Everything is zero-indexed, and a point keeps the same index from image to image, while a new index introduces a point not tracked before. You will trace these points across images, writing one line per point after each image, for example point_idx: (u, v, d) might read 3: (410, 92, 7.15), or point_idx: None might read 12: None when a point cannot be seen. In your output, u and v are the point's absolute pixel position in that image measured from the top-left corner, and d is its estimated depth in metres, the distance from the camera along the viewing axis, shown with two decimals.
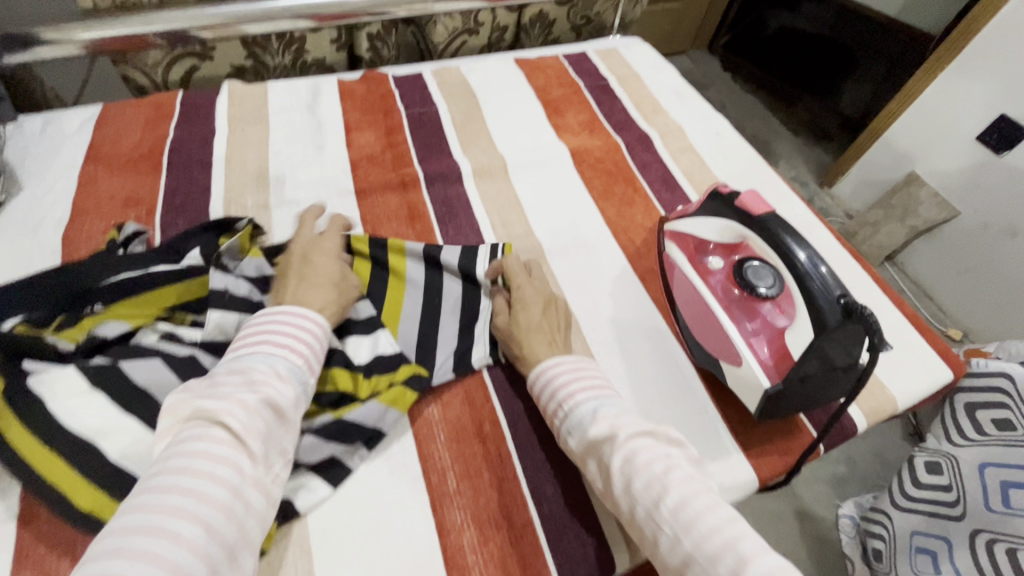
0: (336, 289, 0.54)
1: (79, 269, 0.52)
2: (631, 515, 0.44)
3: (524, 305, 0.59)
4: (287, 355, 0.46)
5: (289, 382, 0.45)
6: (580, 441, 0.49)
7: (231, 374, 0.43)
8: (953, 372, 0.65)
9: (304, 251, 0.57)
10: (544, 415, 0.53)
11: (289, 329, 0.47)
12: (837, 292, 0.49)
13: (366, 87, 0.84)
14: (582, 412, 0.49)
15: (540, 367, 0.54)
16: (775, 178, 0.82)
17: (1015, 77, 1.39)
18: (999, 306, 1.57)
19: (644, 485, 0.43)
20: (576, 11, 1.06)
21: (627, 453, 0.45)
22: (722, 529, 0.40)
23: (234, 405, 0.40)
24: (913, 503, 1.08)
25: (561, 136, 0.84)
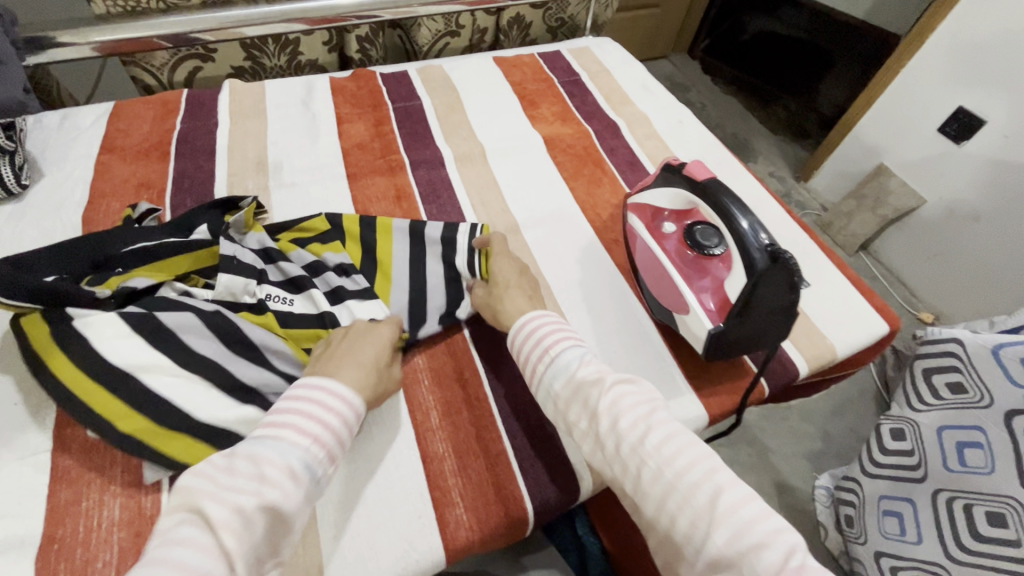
0: (376, 374, 0.53)
1: (104, 239, 0.59)
2: (614, 452, 0.47)
3: (502, 270, 0.65)
4: (308, 447, 0.44)
5: (300, 482, 0.42)
6: (566, 386, 0.53)
7: (245, 465, 0.41)
8: (889, 325, 0.72)
9: (357, 331, 0.56)
10: (525, 362, 0.57)
11: (320, 413, 0.46)
12: (764, 239, 0.55)
13: (356, 84, 0.92)
14: (568, 358, 0.54)
15: (522, 320, 0.59)
16: (732, 160, 0.89)
17: (970, 70, 1.48)
18: (965, 288, 1.65)
19: (630, 423, 0.47)
20: (551, 14, 1.14)
21: (613, 394, 0.49)
22: (702, 463, 0.44)
23: (233, 511, 0.38)
24: (880, 469, 1.12)
25: (536, 125, 0.91)
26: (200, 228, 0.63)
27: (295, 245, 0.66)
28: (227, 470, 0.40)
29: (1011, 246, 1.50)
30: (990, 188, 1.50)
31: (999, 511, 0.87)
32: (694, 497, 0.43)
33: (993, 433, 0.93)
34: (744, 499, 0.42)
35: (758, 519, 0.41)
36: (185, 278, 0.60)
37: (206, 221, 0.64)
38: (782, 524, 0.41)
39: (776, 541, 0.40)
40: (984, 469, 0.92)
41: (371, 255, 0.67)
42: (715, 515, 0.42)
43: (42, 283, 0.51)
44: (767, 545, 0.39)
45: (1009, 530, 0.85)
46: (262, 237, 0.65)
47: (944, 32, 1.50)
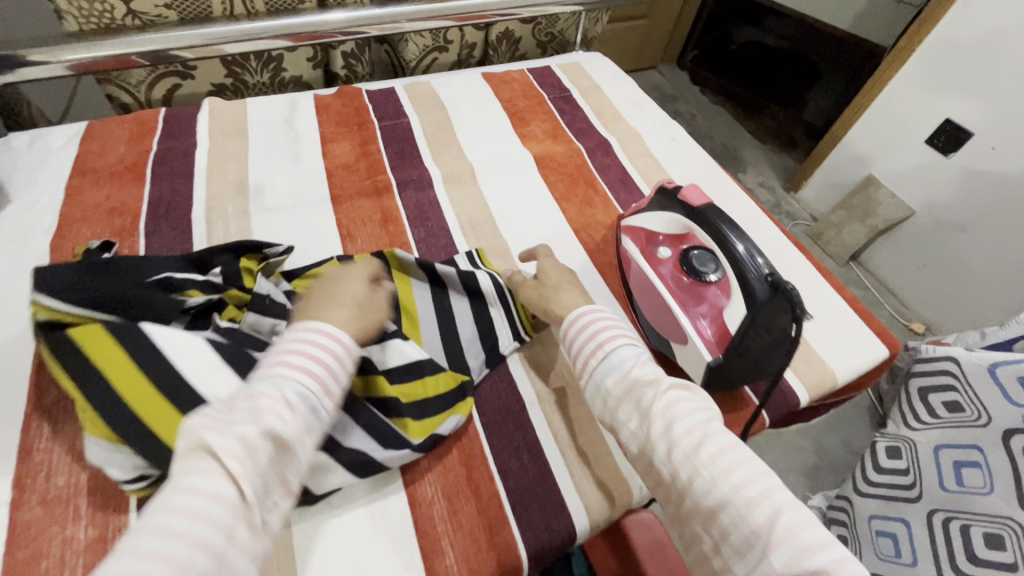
0: (358, 311, 0.54)
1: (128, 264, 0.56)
2: (665, 456, 0.47)
3: (555, 275, 0.66)
4: (301, 380, 0.45)
5: (297, 411, 0.43)
6: (617, 384, 0.52)
7: (241, 403, 0.41)
8: (888, 349, 0.71)
9: (334, 277, 0.58)
10: (575, 353, 0.57)
11: (311, 349, 0.47)
12: (764, 270, 0.53)
13: (341, 102, 0.89)
14: (622, 357, 0.54)
15: (580, 309, 0.60)
16: (725, 180, 0.88)
17: (957, 84, 1.49)
18: (955, 298, 1.65)
19: (686, 429, 0.46)
20: (541, 28, 1.13)
21: (669, 398, 0.49)
22: (760, 481, 0.44)
23: (237, 440, 0.38)
24: (873, 488, 1.10)
25: (526, 143, 0.89)
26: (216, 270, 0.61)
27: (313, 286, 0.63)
28: (225, 409, 0.40)
29: (999, 256, 1.51)
30: (979, 199, 1.51)
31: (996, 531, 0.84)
32: (751, 514, 0.42)
33: (990, 452, 0.91)
34: (805, 523, 0.41)
35: (818, 543, 0.40)
36: (223, 307, 0.58)
37: (222, 263, 0.61)
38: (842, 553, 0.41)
39: (835, 570, 0.39)
40: (980, 489, 0.90)
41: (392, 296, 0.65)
42: (772, 535, 0.41)
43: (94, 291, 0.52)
44: (827, 572, 0.39)
45: (1006, 553, 0.82)
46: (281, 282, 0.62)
47: (931, 45, 1.51)
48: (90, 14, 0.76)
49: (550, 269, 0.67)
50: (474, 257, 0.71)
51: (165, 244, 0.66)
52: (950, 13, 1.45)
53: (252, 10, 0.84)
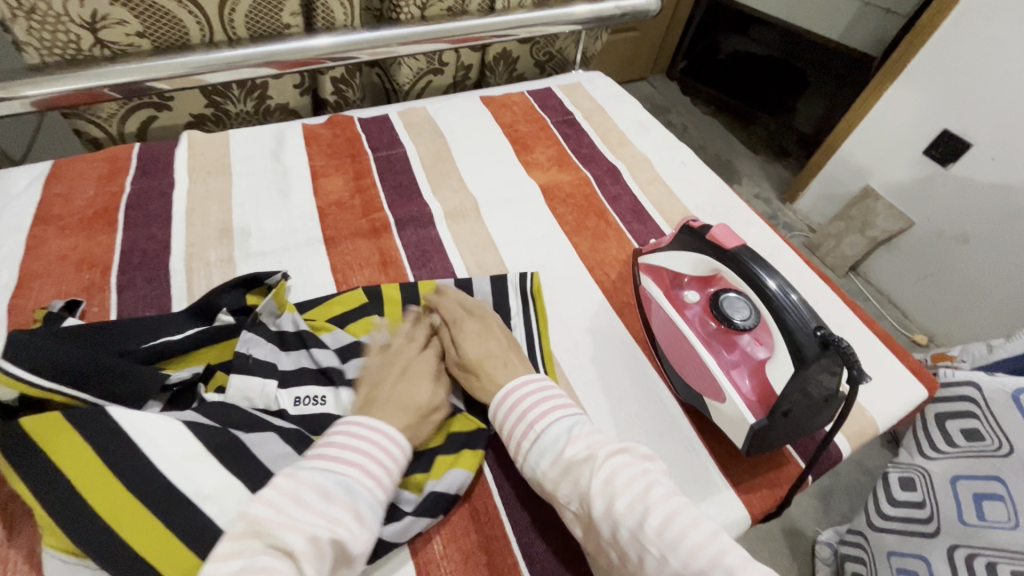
0: (420, 414, 0.50)
1: (118, 330, 0.51)
2: (611, 537, 0.43)
3: (468, 338, 0.57)
4: (370, 488, 0.42)
5: (365, 524, 0.41)
6: (553, 465, 0.47)
7: (314, 497, 0.39)
8: (927, 389, 0.66)
9: (404, 365, 0.54)
10: (506, 438, 0.51)
11: (382, 456, 0.44)
12: (813, 323, 0.49)
13: (332, 132, 0.84)
14: (554, 435, 0.48)
15: (508, 384, 0.53)
16: (741, 207, 0.83)
17: (954, 93, 1.47)
18: (960, 310, 1.62)
19: (626, 505, 0.42)
20: (539, 48, 1.08)
21: (605, 473, 0.44)
22: (707, 547, 0.39)
23: (309, 548, 0.37)
24: (887, 522, 1.00)
25: (530, 172, 0.84)
26: (223, 312, 0.56)
27: (329, 322, 0.60)
28: (294, 500, 0.39)
29: (1001, 268, 1.49)
30: (980, 210, 1.49)
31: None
32: None
33: (1013, 484, 0.83)
34: None
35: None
36: (211, 374, 0.53)
37: (227, 303, 0.57)
38: None
39: None
40: (1006, 524, 0.81)
41: None
42: None
43: (62, 359, 0.45)
44: None
45: None
46: (295, 318, 0.58)
47: (925, 56, 1.50)
48: (54, 45, 0.69)
49: (470, 338, 0.57)
50: (527, 288, 0.66)
51: (141, 299, 0.60)
52: (945, 24, 1.43)
53: (233, 36, 0.78)
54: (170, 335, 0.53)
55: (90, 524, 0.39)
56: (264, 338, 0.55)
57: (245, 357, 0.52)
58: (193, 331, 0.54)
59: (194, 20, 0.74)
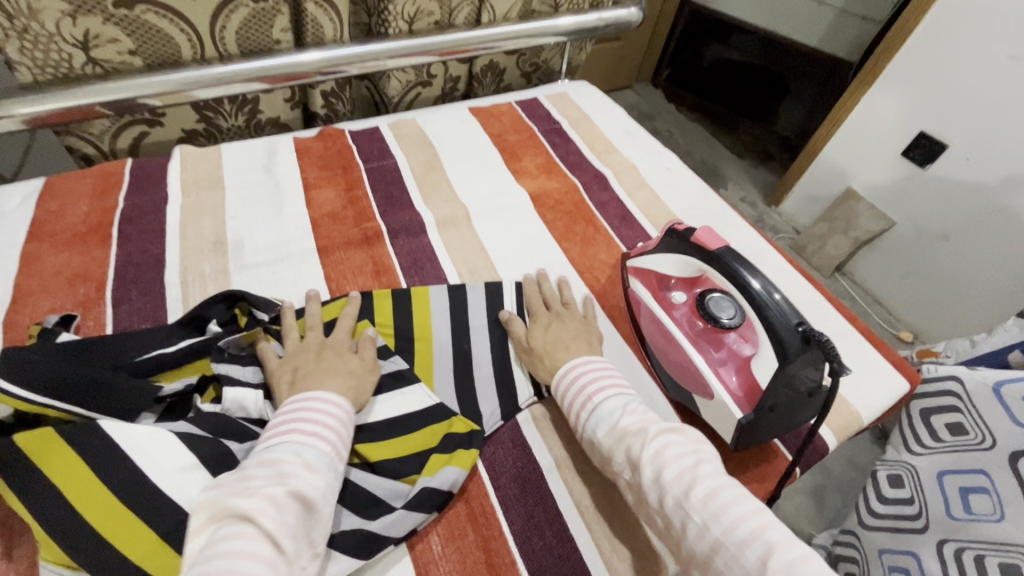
0: (350, 381, 0.53)
1: (110, 345, 0.52)
2: (658, 505, 0.45)
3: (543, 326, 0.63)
4: (315, 443, 0.45)
5: (318, 472, 0.43)
6: (609, 434, 0.51)
7: (258, 468, 0.42)
8: (909, 382, 0.68)
9: (320, 346, 0.56)
10: (566, 406, 0.56)
11: (318, 416, 0.47)
12: (794, 320, 0.50)
13: (323, 144, 0.85)
14: (612, 406, 0.53)
15: (566, 363, 0.58)
16: (725, 210, 0.86)
17: (929, 96, 1.51)
18: (944, 307, 1.66)
19: (674, 475, 0.45)
20: (525, 59, 1.11)
21: (657, 445, 0.47)
22: (749, 518, 0.41)
23: (264, 501, 0.39)
24: (878, 520, 1.03)
25: (519, 180, 0.86)
26: (211, 325, 0.57)
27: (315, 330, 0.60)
28: (240, 476, 0.41)
29: (983, 265, 1.53)
30: (958, 209, 1.53)
31: (1017, 562, 0.77)
32: (743, 555, 0.40)
33: (998, 475, 0.85)
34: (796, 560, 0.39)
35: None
36: (205, 387, 0.54)
37: (215, 317, 0.58)
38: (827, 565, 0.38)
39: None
40: (992, 517, 0.83)
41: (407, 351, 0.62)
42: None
43: (57, 375, 0.46)
44: None
45: None
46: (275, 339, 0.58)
47: (900, 61, 1.54)
48: (46, 64, 0.69)
49: (543, 327, 0.63)
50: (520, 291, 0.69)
51: (136, 313, 0.60)
52: (918, 29, 1.48)
53: (224, 52, 0.79)
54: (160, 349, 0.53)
55: (84, 534, 0.40)
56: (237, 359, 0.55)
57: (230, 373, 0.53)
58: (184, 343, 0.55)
59: (185, 37, 0.75)
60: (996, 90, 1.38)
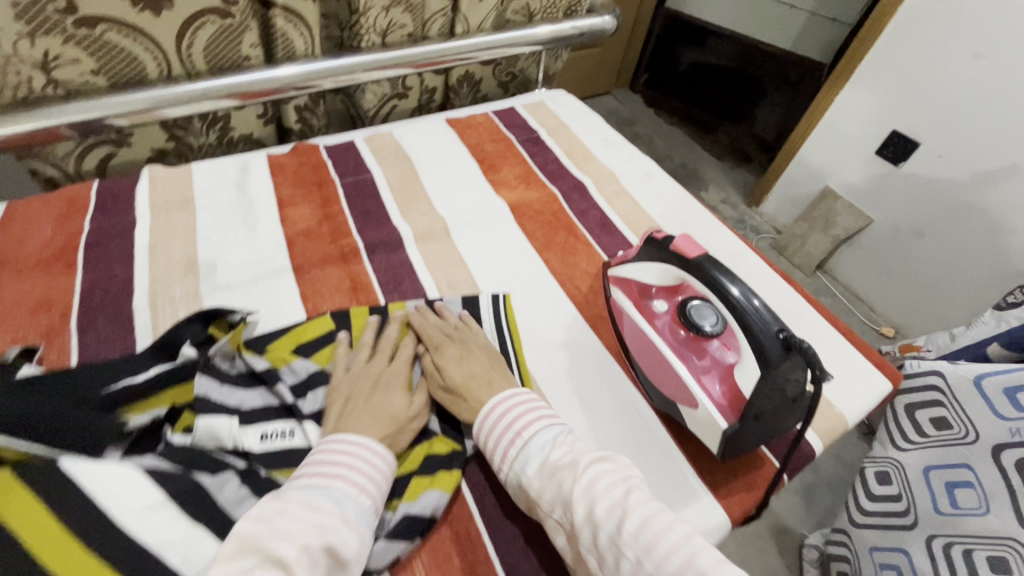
0: (394, 426, 0.53)
1: (74, 375, 0.50)
2: (591, 543, 0.45)
3: (454, 366, 0.59)
4: (356, 496, 0.46)
5: (355, 530, 0.44)
6: (537, 472, 0.50)
7: (300, 510, 0.42)
8: (891, 382, 0.69)
9: (377, 379, 0.57)
10: (489, 446, 0.53)
11: (366, 468, 0.48)
12: (775, 327, 0.50)
13: (298, 160, 0.84)
14: (539, 442, 0.52)
15: (489, 401, 0.55)
16: (704, 216, 0.86)
17: (900, 95, 1.54)
18: (923, 302, 1.69)
19: (606, 509, 0.45)
20: (501, 68, 1.10)
21: (588, 479, 0.47)
22: (681, 548, 0.42)
23: (300, 552, 0.39)
24: (867, 518, 1.03)
25: (498, 191, 0.85)
26: (184, 346, 0.56)
27: (293, 351, 0.59)
28: (282, 511, 0.42)
29: (959, 260, 1.56)
30: (933, 205, 1.56)
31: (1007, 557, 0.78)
32: None
33: (982, 470, 0.85)
34: None
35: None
36: (177, 416, 0.52)
37: (189, 338, 0.57)
38: None
39: None
40: (978, 510, 0.84)
41: None
42: None
43: (17, 412, 0.44)
44: None
45: None
46: (253, 359, 0.57)
47: (871, 61, 1.57)
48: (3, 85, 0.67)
49: (452, 362, 0.59)
50: (500, 302, 0.68)
51: (103, 341, 0.58)
52: (888, 30, 1.51)
53: (192, 69, 0.77)
54: (129, 377, 0.51)
55: None
56: (219, 380, 0.55)
57: (204, 399, 0.52)
58: (156, 369, 0.53)
59: (151, 57, 0.73)
60: (965, 88, 1.41)
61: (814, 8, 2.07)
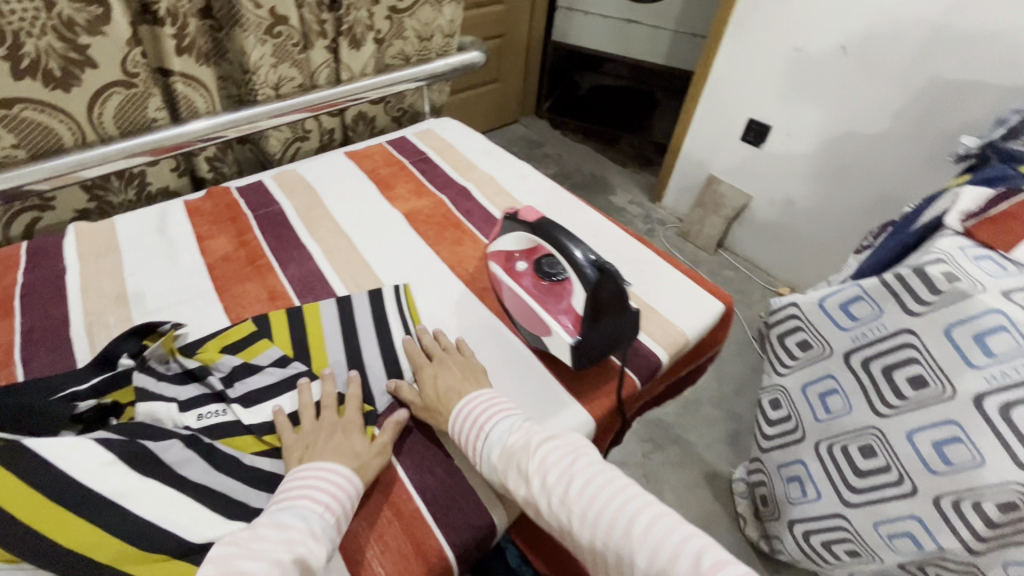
0: (353, 458, 0.59)
1: (25, 391, 0.59)
2: (548, 509, 0.55)
3: (437, 381, 0.67)
4: (323, 513, 0.53)
5: (322, 541, 0.51)
6: (500, 456, 0.59)
7: (271, 531, 0.50)
8: (722, 303, 0.86)
9: (329, 426, 0.62)
10: (461, 441, 0.62)
11: (330, 487, 0.55)
12: (591, 255, 0.66)
13: (212, 203, 0.95)
14: (499, 431, 0.61)
15: (457, 406, 0.64)
16: (571, 199, 1.03)
17: (746, 89, 1.83)
18: (803, 259, 1.94)
19: (557, 478, 0.55)
20: (391, 106, 1.27)
21: (541, 456, 0.57)
22: (617, 496, 0.53)
23: (269, 566, 0.46)
24: (771, 441, 1.35)
25: (395, 205, 0.99)
26: (124, 357, 0.65)
27: (220, 351, 0.69)
28: (255, 536, 0.49)
29: (820, 218, 1.83)
30: (792, 174, 1.83)
31: (867, 444, 1.11)
32: (616, 530, 0.52)
33: (841, 377, 1.17)
34: (655, 520, 0.51)
35: (729, 556, 0.49)
36: (121, 410, 0.61)
37: (129, 351, 0.66)
38: (688, 532, 0.50)
39: (684, 548, 0.49)
40: (844, 410, 1.16)
41: (304, 356, 0.72)
42: (635, 540, 0.50)
43: None
44: (675, 553, 0.49)
45: None
46: (186, 360, 0.67)
47: (720, 63, 1.85)
48: None
49: (435, 377, 0.68)
50: (401, 291, 0.81)
51: (46, 366, 0.67)
52: (726, 36, 1.79)
53: (105, 134, 0.88)
54: (77, 385, 0.61)
55: (18, 530, 0.47)
56: (156, 377, 0.65)
57: (144, 390, 0.62)
58: (100, 377, 0.63)
59: (66, 127, 0.84)
60: (793, 76, 1.70)
61: (676, 26, 2.39)
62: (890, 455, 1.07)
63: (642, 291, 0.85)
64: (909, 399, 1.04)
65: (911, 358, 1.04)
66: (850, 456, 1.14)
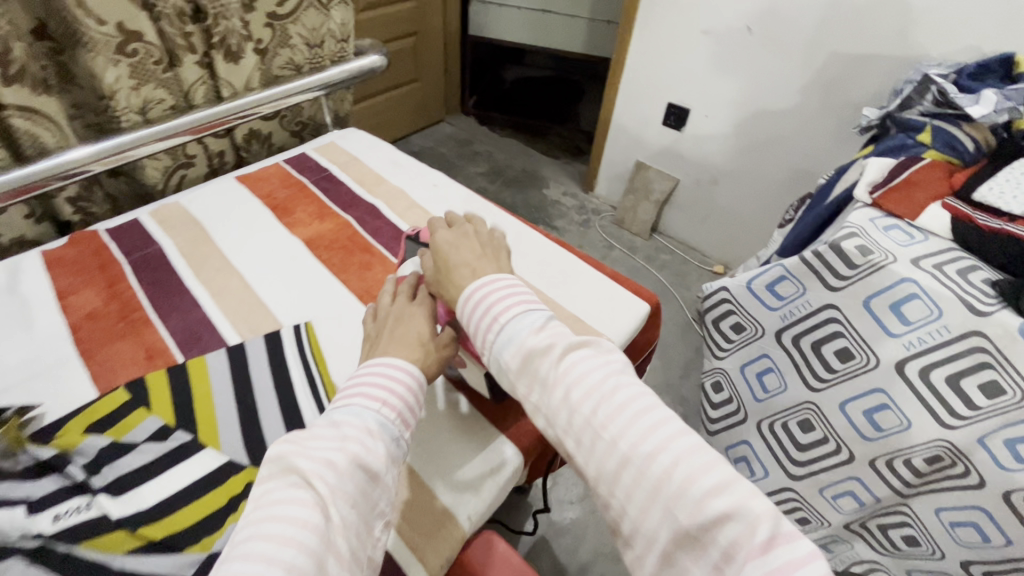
0: (420, 348, 0.60)
1: None
2: (567, 424, 0.45)
3: (452, 253, 0.60)
4: (379, 410, 0.51)
5: (379, 438, 0.49)
6: (516, 356, 0.49)
7: (326, 430, 0.48)
8: (648, 304, 0.84)
9: (397, 316, 0.63)
10: (472, 331, 0.53)
11: (387, 383, 0.54)
12: None
13: (77, 251, 0.83)
14: (516, 327, 0.50)
15: (473, 288, 0.54)
16: (487, 206, 0.97)
17: (661, 75, 1.83)
18: (732, 237, 1.98)
19: (585, 394, 0.45)
20: (288, 120, 1.17)
21: (566, 363, 0.47)
22: (655, 436, 0.42)
23: (322, 465, 0.44)
24: (716, 423, 1.35)
25: (294, 231, 0.91)
26: None
27: (85, 432, 0.60)
28: (311, 435, 0.47)
29: (744, 196, 1.87)
30: (715, 155, 1.85)
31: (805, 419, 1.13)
32: (650, 470, 0.41)
33: (775, 356, 1.18)
34: (702, 470, 0.40)
35: (792, 531, 0.38)
36: None
37: None
38: (744, 490, 0.39)
39: (734, 508, 0.38)
40: (780, 387, 1.17)
41: (188, 424, 0.63)
42: (672, 487, 0.40)
43: None
44: (722, 513, 0.38)
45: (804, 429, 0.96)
46: (39, 450, 0.56)
47: (634, 50, 1.85)
48: None
49: (452, 250, 0.60)
50: (301, 329, 0.74)
51: None
52: (637, 23, 1.78)
53: None
54: None
55: None
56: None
57: None
58: None
59: None
60: (703, 60, 1.72)
61: (591, 14, 2.38)
62: (826, 428, 1.08)
63: (565, 300, 0.81)
64: (838, 371, 1.05)
65: (836, 332, 1.05)
66: (791, 432, 1.16)
